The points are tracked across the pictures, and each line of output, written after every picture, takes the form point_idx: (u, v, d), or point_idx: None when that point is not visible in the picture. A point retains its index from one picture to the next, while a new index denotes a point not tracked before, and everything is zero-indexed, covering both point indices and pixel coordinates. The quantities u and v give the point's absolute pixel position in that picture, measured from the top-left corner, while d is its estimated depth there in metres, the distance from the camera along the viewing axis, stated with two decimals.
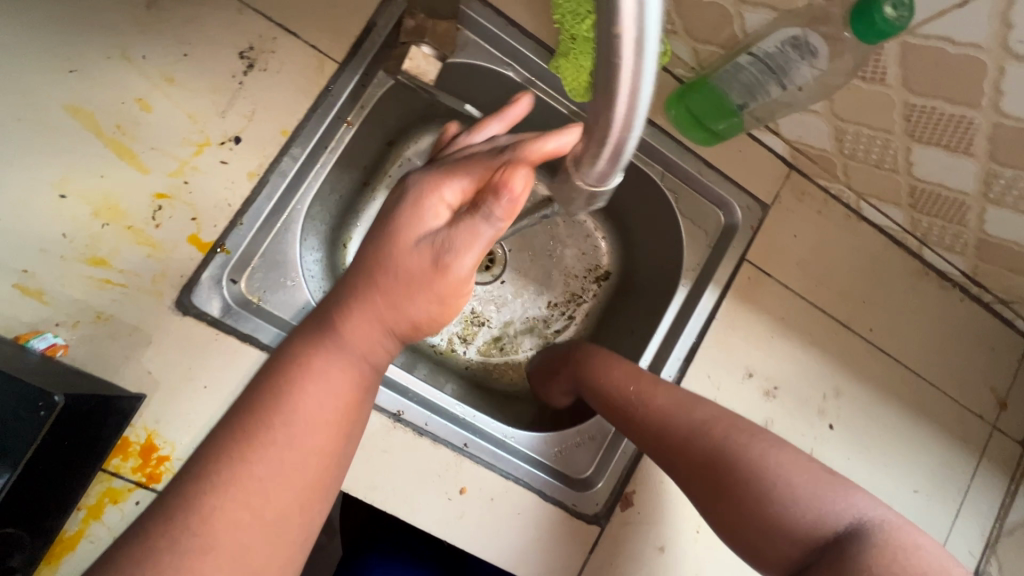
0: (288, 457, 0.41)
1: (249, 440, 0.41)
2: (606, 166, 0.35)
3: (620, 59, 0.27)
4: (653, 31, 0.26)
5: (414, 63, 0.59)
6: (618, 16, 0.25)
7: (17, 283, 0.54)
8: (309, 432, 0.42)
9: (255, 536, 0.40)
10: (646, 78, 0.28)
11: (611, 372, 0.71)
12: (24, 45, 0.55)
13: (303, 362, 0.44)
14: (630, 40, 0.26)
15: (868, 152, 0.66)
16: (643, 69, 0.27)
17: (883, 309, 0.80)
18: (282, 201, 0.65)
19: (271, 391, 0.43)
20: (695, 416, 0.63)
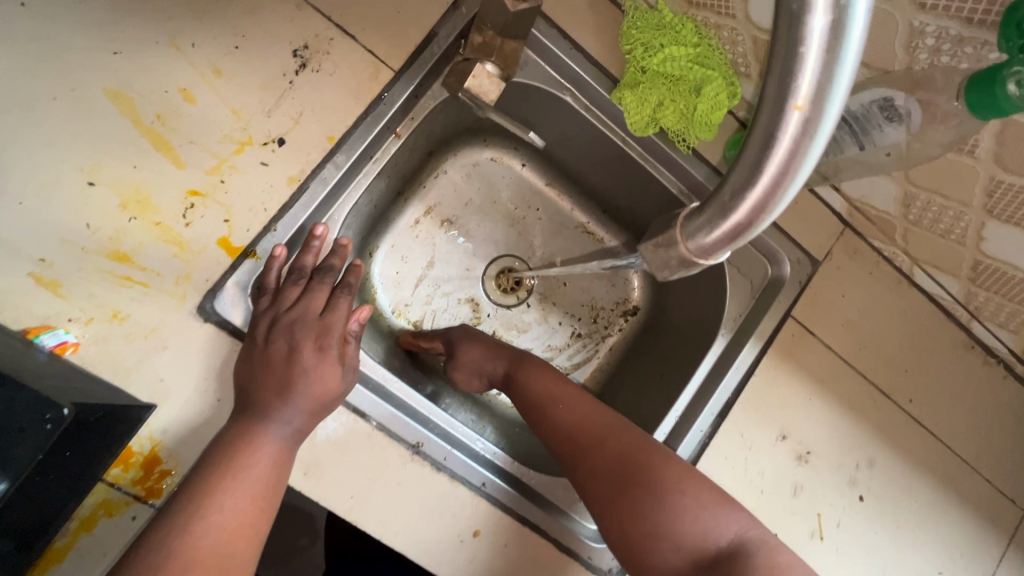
0: (244, 492, 0.49)
1: (215, 482, 0.48)
2: (720, 240, 0.28)
3: (782, 134, 0.24)
4: (834, 107, 0.23)
5: (477, 82, 0.57)
6: (800, 84, 0.23)
7: (32, 272, 0.51)
8: (242, 491, 0.49)
9: (227, 563, 0.46)
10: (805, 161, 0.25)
11: (533, 376, 0.66)
12: (72, 22, 0.52)
13: (240, 435, 0.52)
14: (802, 116, 0.23)
15: (935, 220, 0.63)
16: (805, 152, 0.24)
17: (925, 380, 0.76)
18: (320, 208, 0.62)
19: (226, 455, 0.50)
20: (603, 428, 0.60)
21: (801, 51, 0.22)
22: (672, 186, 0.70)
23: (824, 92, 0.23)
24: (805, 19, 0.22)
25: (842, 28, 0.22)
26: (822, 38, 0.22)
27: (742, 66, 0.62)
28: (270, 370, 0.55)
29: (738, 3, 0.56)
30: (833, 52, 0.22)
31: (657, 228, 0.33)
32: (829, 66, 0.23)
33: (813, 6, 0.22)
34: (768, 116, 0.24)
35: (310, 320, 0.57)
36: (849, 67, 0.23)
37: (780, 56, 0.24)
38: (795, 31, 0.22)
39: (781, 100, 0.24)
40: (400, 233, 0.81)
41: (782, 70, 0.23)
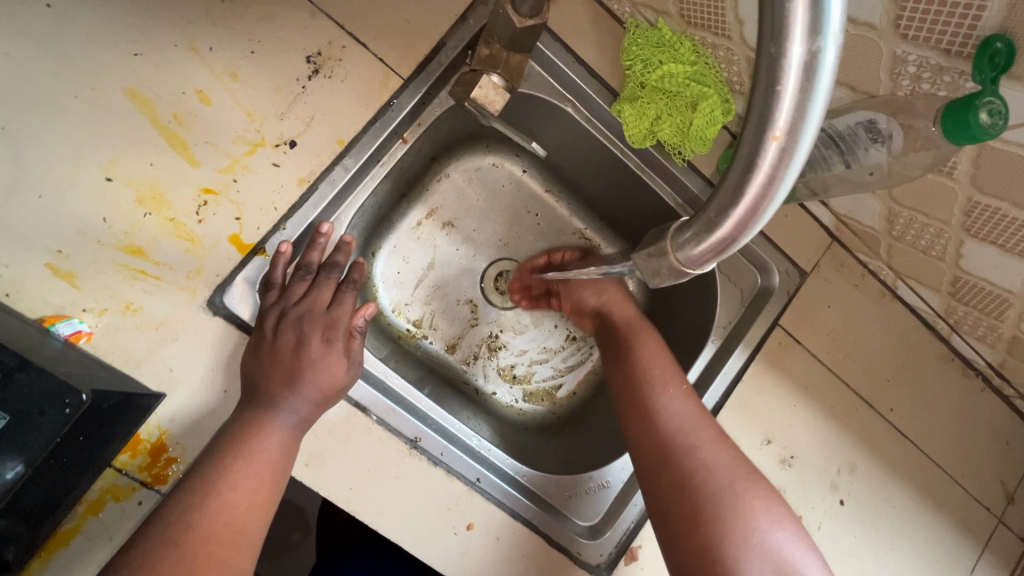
0: (255, 475, 0.52)
1: (230, 463, 0.52)
2: (706, 252, 0.30)
3: (762, 160, 0.26)
4: (808, 135, 0.25)
5: (483, 92, 0.60)
6: (775, 117, 0.25)
7: (49, 263, 0.53)
8: (253, 473, 0.52)
9: (239, 539, 0.50)
10: (784, 183, 0.27)
11: (648, 352, 0.72)
12: (94, 24, 0.54)
13: (249, 422, 0.54)
14: (779, 144, 0.25)
15: (917, 236, 0.65)
16: (782, 175, 0.26)
17: (906, 389, 0.79)
18: (327, 209, 0.64)
19: (235, 441, 0.53)
20: (684, 426, 0.64)
21: (778, 87, 0.25)
22: (668, 198, 0.72)
23: (799, 124, 0.25)
24: (782, 59, 0.24)
25: (814, 68, 0.24)
26: (797, 76, 0.24)
27: (737, 84, 0.65)
28: (279, 361, 0.57)
29: (734, 26, 0.58)
30: (807, 88, 0.24)
31: (651, 238, 0.35)
32: (803, 101, 0.25)
33: (790, 47, 0.24)
34: (749, 142, 0.26)
35: (318, 314, 0.60)
36: (820, 104, 0.25)
37: (760, 91, 0.26)
38: (772, 69, 0.25)
39: (761, 129, 0.26)
40: (402, 234, 0.84)
41: (762, 104, 0.25)
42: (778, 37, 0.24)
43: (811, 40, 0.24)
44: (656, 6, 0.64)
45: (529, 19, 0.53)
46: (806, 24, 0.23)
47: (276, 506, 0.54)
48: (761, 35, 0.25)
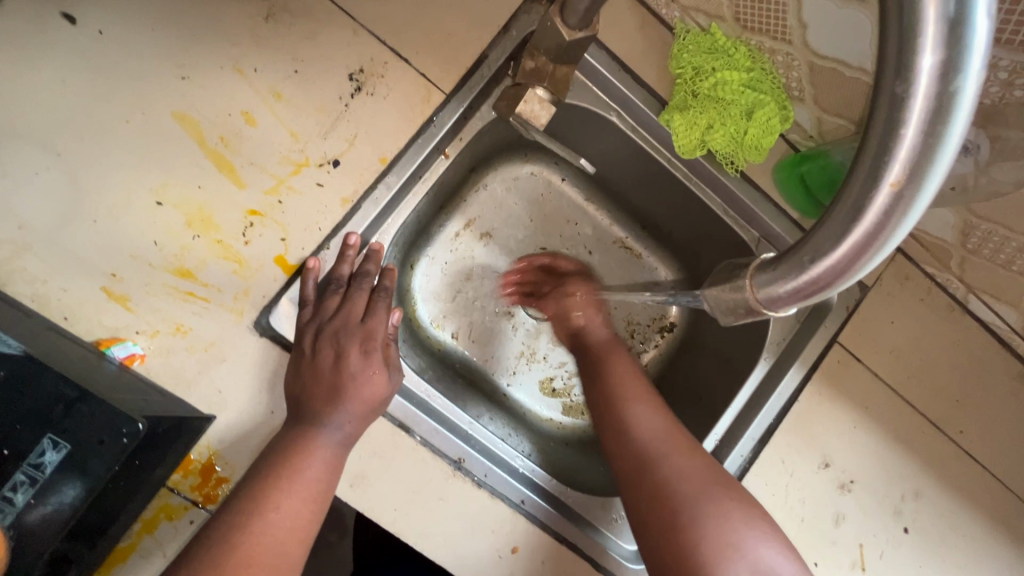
0: (298, 497, 0.53)
1: (274, 485, 0.52)
2: (790, 294, 0.27)
3: (869, 211, 0.23)
4: (934, 180, 0.22)
5: (528, 106, 0.57)
6: (893, 161, 0.22)
7: (104, 286, 0.54)
8: (294, 495, 0.52)
9: (280, 563, 0.50)
10: (899, 231, 0.23)
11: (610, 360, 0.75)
12: (143, 49, 0.55)
13: (295, 442, 0.54)
14: (893, 194, 0.22)
15: (996, 250, 0.61)
16: (894, 226, 0.23)
17: (977, 410, 0.74)
18: (371, 226, 0.63)
19: (281, 463, 0.53)
20: (633, 407, 0.69)
21: (898, 131, 0.21)
22: (716, 208, 0.69)
23: (923, 170, 0.21)
24: (907, 102, 0.21)
25: (947, 110, 0.20)
26: (920, 122, 0.21)
27: (796, 89, 0.61)
28: (319, 380, 0.58)
29: (796, 29, 0.55)
30: (936, 132, 0.21)
31: (722, 271, 0.33)
32: (928, 147, 0.21)
33: (915, 88, 0.20)
34: (859, 187, 0.23)
35: (353, 326, 0.61)
36: (953, 144, 0.21)
37: (876, 133, 0.22)
38: (893, 112, 0.21)
39: (874, 174, 0.22)
40: (440, 245, 0.82)
41: (876, 150, 0.22)
42: (903, 75, 0.21)
43: (945, 81, 0.20)
44: (709, 10, 0.60)
45: (578, 31, 0.51)
46: (937, 65, 0.20)
47: (318, 527, 0.55)
48: (882, 73, 0.22)
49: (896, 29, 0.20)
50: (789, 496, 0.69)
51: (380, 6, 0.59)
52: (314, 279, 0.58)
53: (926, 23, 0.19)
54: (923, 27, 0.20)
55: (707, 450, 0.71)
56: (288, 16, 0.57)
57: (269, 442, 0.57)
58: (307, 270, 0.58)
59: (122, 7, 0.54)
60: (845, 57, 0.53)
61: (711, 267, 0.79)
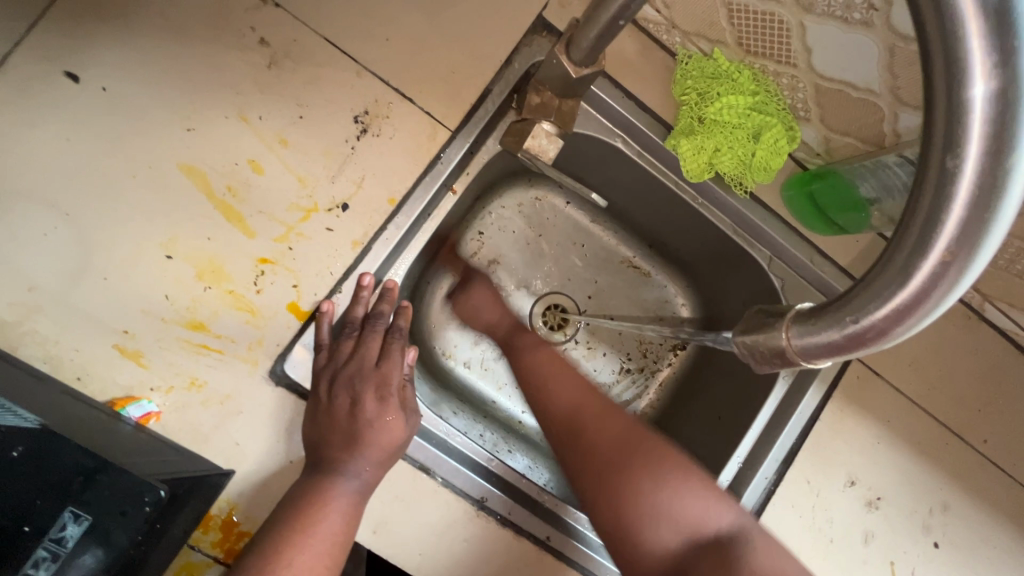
0: (315, 549, 0.52)
1: (292, 538, 0.51)
2: (828, 348, 0.27)
3: (915, 278, 0.22)
4: (987, 251, 0.21)
5: (537, 142, 0.57)
6: (943, 231, 0.21)
7: (117, 344, 0.53)
8: (309, 547, 0.52)
9: None
10: (949, 298, 0.22)
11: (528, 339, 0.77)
12: (148, 103, 0.54)
13: (312, 491, 0.54)
14: (943, 262, 0.22)
15: (1012, 260, 0.60)
16: (943, 294, 0.22)
17: (1000, 419, 0.73)
18: (382, 266, 0.63)
19: (298, 514, 0.52)
20: (554, 369, 0.72)
21: (948, 202, 0.21)
22: (726, 228, 0.69)
23: (976, 241, 0.21)
24: (957, 176, 0.20)
25: (1001, 186, 0.20)
26: (976, 173, 0.20)
27: (801, 110, 0.61)
28: (335, 427, 0.57)
29: (801, 53, 0.55)
30: (990, 207, 0.20)
31: (751, 321, 0.32)
32: (992, 195, 0.20)
33: (965, 162, 0.20)
34: (905, 253, 0.23)
35: (368, 371, 0.60)
36: (1008, 217, 0.21)
37: (924, 203, 0.22)
38: (943, 185, 0.21)
39: (923, 242, 0.22)
40: (449, 275, 0.81)
41: (932, 199, 0.21)
42: (954, 149, 0.20)
43: (999, 157, 0.20)
44: (711, 36, 0.60)
45: (584, 68, 0.51)
46: (991, 114, 0.19)
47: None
48: (930, 144, 0.21)
49: (945, 103, 0.20)
50: (816, 517, 0.68)
51: (381, 47, 0.59)
52: (328, 321, 0.58)
53: (973, 86, 0.19)
54: (972, 103, 0.19)
55: (731, 474, 0.70)
56: (291, 63, 0.57)
57: (286, 492, 0.56)
58: (321, 313, 0.58)
59: (124, 62, 0.54)
60: (851, 79, 0.53)
61: (724, 286, 0.78)
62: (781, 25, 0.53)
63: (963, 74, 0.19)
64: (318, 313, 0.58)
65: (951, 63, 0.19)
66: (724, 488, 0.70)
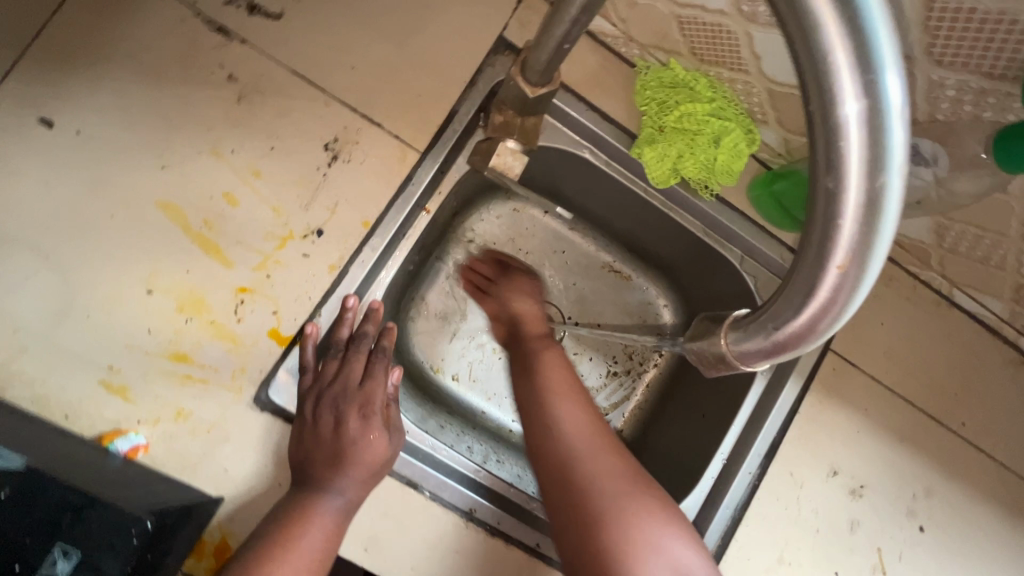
0: (296, 564, 0.53)
1: (273, 553, 0.52)
2: (760, 352, 0.28)
3: (819, 290, 0.24)
4: (875, 261, 0.23)
5: (502, 159, 0.60)
6: (835, 248, 0.23)
7: (102, 380, 0.54)
8: (290, 562, 0.52)
9: None
10: (849, 306, 0.24)
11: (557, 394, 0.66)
12: (122, 144, 0.56)
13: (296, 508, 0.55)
14: (841, 274, 0.23)
15: (971, 247, 0.62)
16: (844, 303, 0.24)
17: (976, 401, 0.74)
18: (361, 287, 0.64)
19: (281, 531, 0.53)
20: (560, 412, 0.65)
21: (837, 221, 0.23)
22: (697, 230, 0.71)
23: (865, 254, 0.23)
24: (840, 196, 0.22)
25: (878, 202, 0.22)
26: (861, 175, 0.21)
27: (759, 113, 0.63)
28: (320, 448, 0.58)
29: (750, 61, 0.57)
30: (871, 222, 0.22)
31: (699, 326, 0.34)
32: (877, 193, 0.22)
33: (846, 184, 0.22)
34: (807, 268, 0.24)
35: (352, 391, 0.62)
36: (888, 231, 0.23)
37: (817, 222, 0.24)
38: (830, 205, 0.23)
39: (820, 258, 0.24)
40: (432, 290, 0.82)
41: (825, 204, 0.23)
42: (834, 172, 0.22)
43: (873, 178, 0.21)
44: (666, 47, 0.62)
45: (541, 87, 0.52)
46: (863, 121, 0.21)
47: None
48: (814, 167, 0.23)
49: (822, 130, 0.22)
50: (801, 507, 0.69)
51: (348, 75, 0.61)
52: (314, 341, 0.59)
53: (843, 109, 0.21)
54: (846, 129, 0.21)
55: (716, 470, 0.71)
56: (260, 96, 0.59)
57: (269, 509, 0.57)
58: (307, 335, 0.59)
59: (95, 105, 0.55)
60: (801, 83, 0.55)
61: (699, 286, 0.80)
62: (729, 34, 0.55)
63: (835, 103, 0.21)
64: (304, 335, 0.59)
65: (823, 93, 0.21)
66: (711, 486, 0.71)
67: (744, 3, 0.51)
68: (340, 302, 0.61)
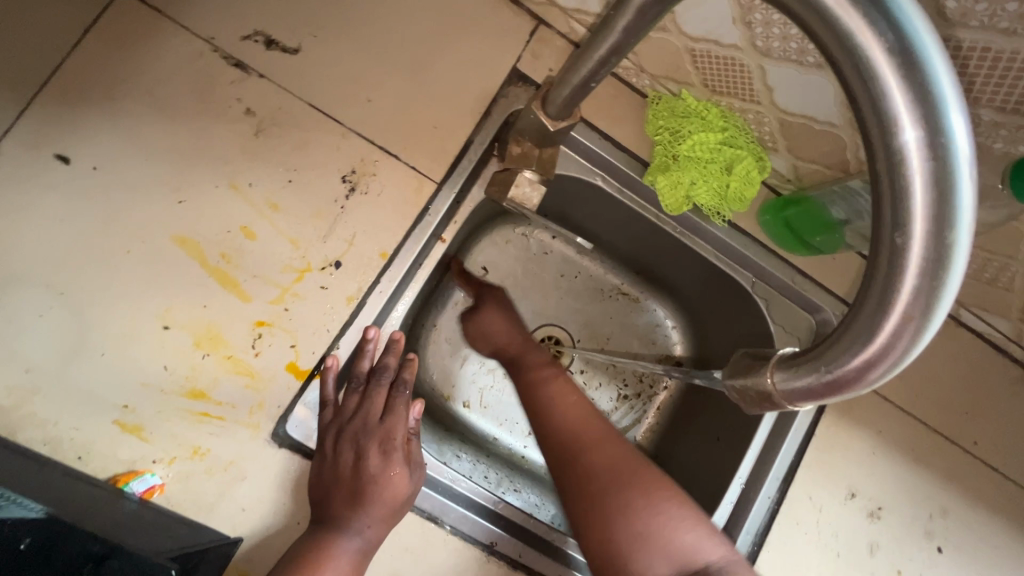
0: None
1: None
2: (810, 391, 0.28)
3: (880, 334, 0.25)
4: (940, 311, 0.24)
5: (520, 190, 0.60)
6: (898, 295, 0.24)
7: (117, 420, 0.53)
8: None
9: None
10: (911, 353, 0.25)
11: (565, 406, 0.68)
12: (139, 180, 0.55)
13: (316, 548, 0.53)
14: (904, 321, 0.24)
15: (980, 270, 0.63)
16: (907, 349, 0.25)
17: (987, 420, 0.75)
18: (379, 317, 0.64)
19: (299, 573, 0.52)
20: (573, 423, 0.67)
21: (902, 271, 0.24)
22: (709, 256, 0.72)
23: (931, 304, 0.24)
24: (905, 247, 0.23)
25: (946, 254, 0.23)
26: (927, 227, 0.23)
27: (769, 141, 0.65)
28: (340, 484, 0.57)
29: (763, 92, 0.58)
30: (938, 273, 0.23)
31: (740, 363, 0.34)
32: (943, 244, 0.23)
33: (912, 236, 0.23)
34: (869, 315, 0.25)
35: (373, 427, 0.60)
36: (955, 283, 0.23)
37: (880, 270, 0.25)
38: (894, 255, 0.24)
39: (883, 305, 0.24)
40: (444, 316, 0.81)
41: (889, 255, 0.24)
42: (900, 225, 0.23)
43: (941, 231, 0.23)
44: (678, 78, 0.64)
45: (560, 120, 0.53)
46: (928, 175, 0.22)
47: None
48: (879, 220, 0.24)
49: (888, 185, 0.23)
50: (821, 531, 0.69)
51: (364, 108, 0.62)
52: (332, 373, 0.58)
53: (909, 166, 0.22)
54: (913, 185, 0.22)
55: (735, 496, 0.71)
56: (278, 130, 0.59)
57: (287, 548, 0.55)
58: (326, 367, 0.59)
59: (112, 141, 0.55)
60: (812, 113, 0.57)
61: (710, 309, 0.80)
62: (742, 67, 0.57)
63: (900, 162, 0.22)
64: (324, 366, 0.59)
65: (889, 149, 0.22)
66: (730, 511, 0.70)
67: (758, 38, 0.52)
68: (360, 334, 0.61)
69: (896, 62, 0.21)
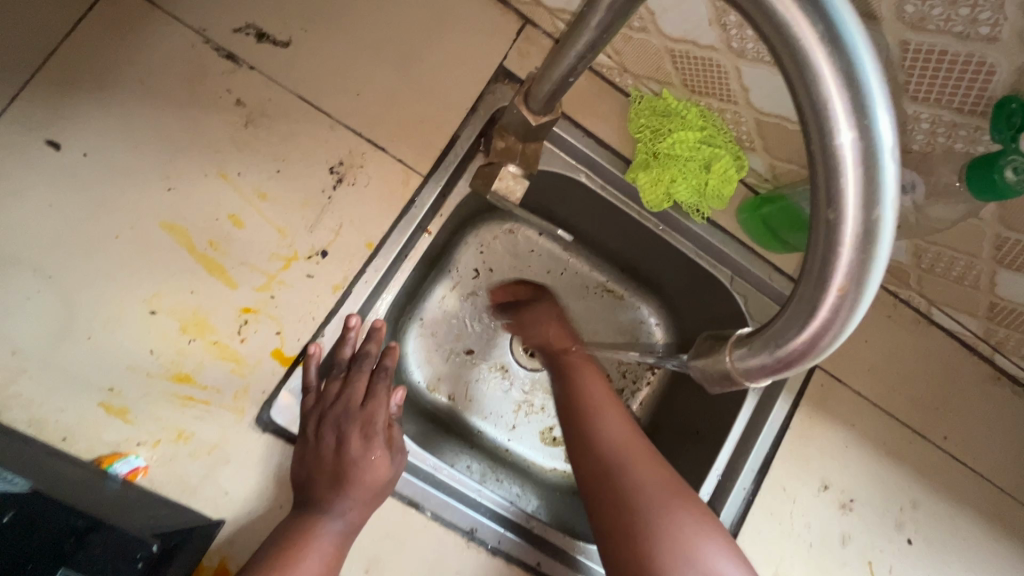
0: None
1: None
2: (765, 367, 0.30)
3: (821, 309, 0.26)
4: (871, 285, 0.26)
5: (503, 183, 0.61)
6: (835, 271, 0.26)
7: (102, 402, 0.54)
8: None
9: None
10: (848, 326, 0.27)
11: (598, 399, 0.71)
12: (129, 166, 0.56)
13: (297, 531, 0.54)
14: (841, 296, 0.26)
15: (947, 268, 0.66)
16: (844, 321, 0.27)
17: (956, 416, 0.77)
18: (364, 306, 0.65)
19: (280, 555, 0.52)
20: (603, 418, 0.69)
21: (836, 248, 0.25)
22: (688, 252, 0.74)
23: (862, 279, 0.26)
24: (838, 226, 0.25)
25: (874, 231, 0.25)
26: (857, 207, 0.24)
27: (746, 141, 0.67)
28: (322, 468, 0.58)
29: (739, 92, 0.60)
30: (867, 250, 0.25)
31: (703, 345, 0.35)
32: (871, 223, 0.25)
33: (845, 215, 0.25)
34: (810, 290, 0.27)
35: (354, 412, 0.62)
36: (882, 259, 0.25)
37: (818, 248, 0.26)
38: (830, 233, 0.25)
39: (822, 281, 0.26)
40: (429, 310, 0.82)
41: (825, 233, 0.26)
42: (834, 205, 0.25)
43: (869, 210, 0.24)
44: (659, 78, 0.66)
45: (543, 115, 0.55)
46: (858, 158, 0.24)
47: None
48: (816, 201, 0.26)
49: (823, 168, 0.25)
50: (794, 522, 0.71)
51: (353, 101, 0.63)
52: (314, 360, 0.59)
53: (841, 150, 0.24)
54: (844, 167, 0.24)
55: (712, 487, 0.72)
56: (267, 120, 0.60)
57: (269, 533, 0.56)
58: (309, 355, 0.59)
59: (103, 128, 0.56)
60: (785, 113, 0.59)
61: (691, 305, 0.82)
62: (718, 68, 0.59)
63: (833, 145, 0.24)
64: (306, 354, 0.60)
65: (823, 133, 0.24)
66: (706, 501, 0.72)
67: (733, 39, 0.54)
68: (343, 322, 0.62)
69: (826, 52, 0.23)
